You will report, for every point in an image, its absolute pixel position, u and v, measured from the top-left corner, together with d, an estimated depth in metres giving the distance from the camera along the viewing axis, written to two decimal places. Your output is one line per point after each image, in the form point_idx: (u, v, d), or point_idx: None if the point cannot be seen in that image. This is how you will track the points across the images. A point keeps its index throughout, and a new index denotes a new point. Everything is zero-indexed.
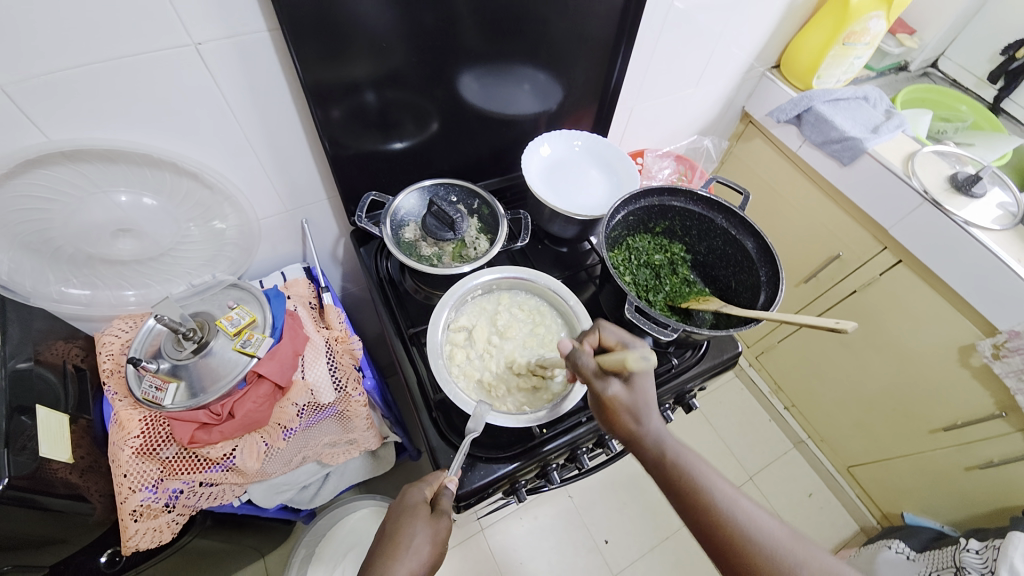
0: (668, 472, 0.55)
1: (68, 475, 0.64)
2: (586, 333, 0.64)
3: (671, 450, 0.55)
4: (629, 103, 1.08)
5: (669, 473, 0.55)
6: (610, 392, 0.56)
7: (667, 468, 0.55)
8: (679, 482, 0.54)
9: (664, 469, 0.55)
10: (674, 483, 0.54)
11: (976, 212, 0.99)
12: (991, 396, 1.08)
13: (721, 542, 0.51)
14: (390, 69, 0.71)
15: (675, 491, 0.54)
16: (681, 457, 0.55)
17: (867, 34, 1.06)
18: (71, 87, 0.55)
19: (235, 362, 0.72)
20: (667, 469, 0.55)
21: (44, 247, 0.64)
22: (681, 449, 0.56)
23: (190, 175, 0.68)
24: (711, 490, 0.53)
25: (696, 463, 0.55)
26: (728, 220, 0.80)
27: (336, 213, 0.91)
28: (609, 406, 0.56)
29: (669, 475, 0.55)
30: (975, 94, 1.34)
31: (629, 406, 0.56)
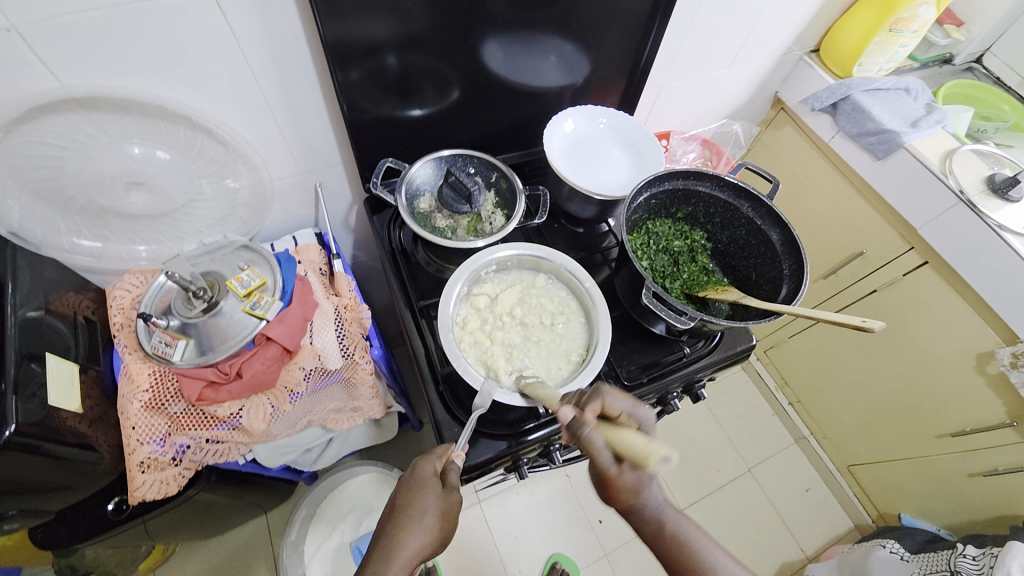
0: (665, 544, 0.53)
1: (77, 425, 0.65)
2: (589, 395, 0.56)
3: (670, 522, 0.54)
4: (657, 82, 1.04)
5: (668, 546, 0.53)
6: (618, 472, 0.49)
7: (665, 541, 0.53)
8: (676, 555, 0.53)
9: (661, 540, 0.54)
10: (670, 553, 0.53)
11: (1011, 216, 0.95)
12: (1004, 405, 1.06)
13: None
14: (413, 32, 0.68)
15: (672, 562, 0.53)
16: (681, 529, 0.54)
17: (916, 22, 1.01)
18: (85, 31, 0.53)
19: (245, 323, 0.72)
20: (665, 542, 0.53)
21: (57, 197, 0.63)
22: (680, 520, 0.54)
23: (204, 130, 0.67)
24: (707, 563, 0.53)
25: (694, 533, 0.54)
26: (755, 209, 0.78)
27: (351, 179, 0.89)
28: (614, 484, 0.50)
29: (668, 548, 0.53)
30: (1018, 94, 1.27)
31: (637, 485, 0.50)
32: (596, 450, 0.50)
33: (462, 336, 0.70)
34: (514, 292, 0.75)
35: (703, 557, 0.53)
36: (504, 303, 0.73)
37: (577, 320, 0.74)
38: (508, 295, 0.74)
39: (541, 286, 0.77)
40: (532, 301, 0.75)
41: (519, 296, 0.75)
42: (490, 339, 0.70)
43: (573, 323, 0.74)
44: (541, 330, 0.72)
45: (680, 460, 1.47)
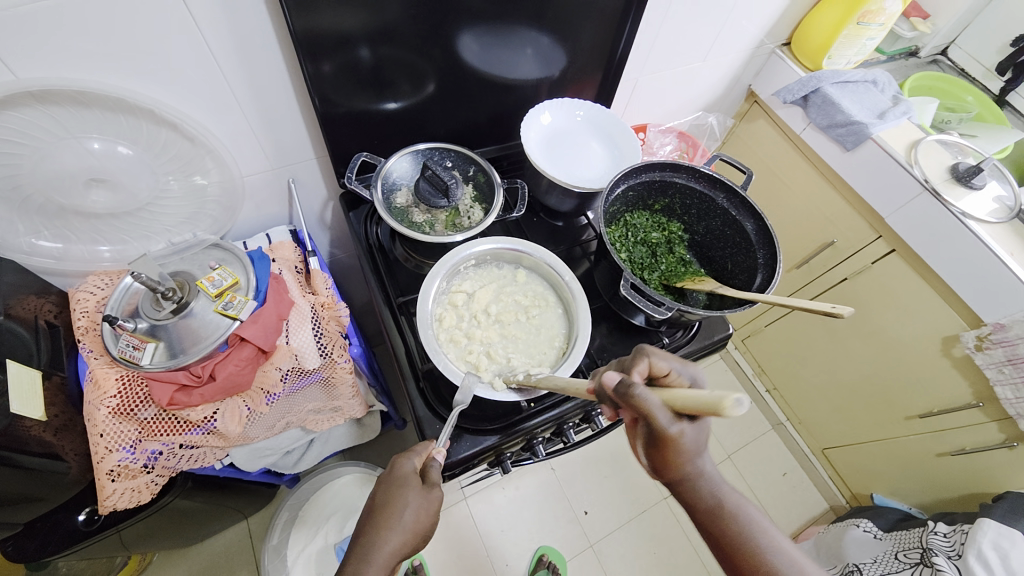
0: (718, 523, 0.50)
1: (42, 434, 0.62)
2: (634, 357, 0.49)
3: (728, 500, 0.51)
4: (634, 75, 1.04)
5: (724, 525, 0.50)
6: (678, 433, 0.43)
7: (720, 519, 0.50)
8: (730, 535, 0.50)
9: (714, 518, 0.50)
10: (723, 534, 0.50)
11: (974, 204, 0.99)
12: (970, 386, 1.10)
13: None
14: (385, 23, 0.67)
15: (725, 545, 0.50)
16: (740, 510, 0.51)
17: (883, 14, 1.03)
18: (40, 21, 0.51)
19: (217, 324, 0.70)
20: (720, 521, 0.50)
21: (13, 195, 0.60)
22: (737, 499, 0.51)
23: (169, 125, 0.64)
24: (764, 547, 0.50)
25: (751, 515, 0.51)
26: (729, 200, 0.79)
27: (325, 174, 0.88)
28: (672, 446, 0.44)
29: (723, 527, 0.50)
30: (981, 85, 1.32)
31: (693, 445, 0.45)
32: (653, 409, 0.43)
33: (440, 333, 0.70)
34: (492, 287, 0.75)
35: (760, 541, 0.50)
36: (481, 299, 0.73)
37: (555, 312, 0.75)
38: (485, 291, 0.74)
39: (518, 280, 0.77)
40: (509, 296, 0.75)
41: (496, 291, 0.75)
42: (468, 336, 0.70)
43: (552, 315, 0.74)
44: (520, 325, 0.72)
45: None
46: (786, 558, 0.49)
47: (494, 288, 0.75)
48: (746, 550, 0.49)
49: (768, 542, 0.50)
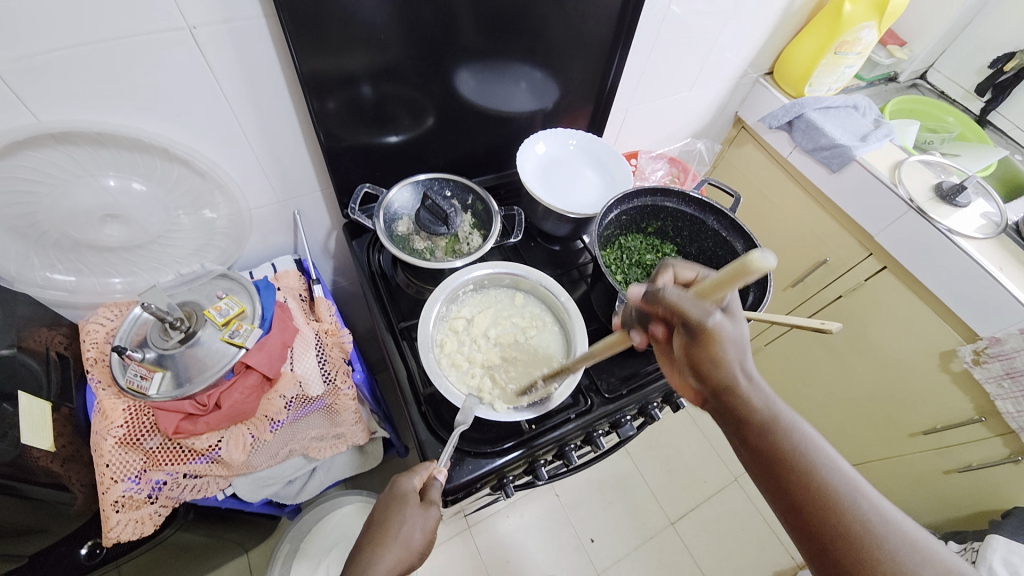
0: (772, 442, 0.46)
1: (49, 464, 0.63)
2: (658, 269, 0.54)
3: (782, 414, 0.47)
4: (624, 105, 1.09)
5: (773, 437, 0.46)
6: (716, 325, 0.44)
7: (772, 436, 0.46)
8: (783, 455, 0.45)
9: (767, 435, 0.46)
10: (775, 448, 0.45)
11: (960, 220, 1.02)
12: (971, 401, 1.09)
13: (827, 534, 0.42)
14: (387, 62, 0.71)
15: (776, 460, 0.45)
16: (795, 426, 0.46)
17: (859, 44, 1.08)
18: (63, 68, 0.54)
19: (223, 352, 0.71)
20: (773, 438, 0.46)
21: (30, 231, 0.63)
22: (792, 417, 0.47)
23: (182, 162, 0.68)
24: (823, 467, 0.44)
25: (807, 432, 0.46)
26: (719, 222, 0.81)
27: (329, 206, 0.91)
28: (713, 340, 0.45)
29: (772, 439, 0.46)
30: (962, 106, 1.37)
31: (735, 340, 0.46)
32: (687, 305, 0.44)
33: (442, 357, 0.71)
34: (491, 310, 0.77)
35: (815, 458, 0.45)
36: (480, 323, 0.74)
37: (553, 332, 0.76)
38: (484, 315, 0.76)
39: (515, 303, 0.79)
40: (507, 320, 0.77)
41: (494, 315, 0.77)
42: (469, 360, 0.71)
43: (549, 334, 0.76)
44: (519, 346, 0.74)
45: (666, 473, 1.48)
46: (847, 480, 0.44)
47: (493, 313, 0.77)
48: (801, 471, 0.44)
49: (830, 466, 0.45)
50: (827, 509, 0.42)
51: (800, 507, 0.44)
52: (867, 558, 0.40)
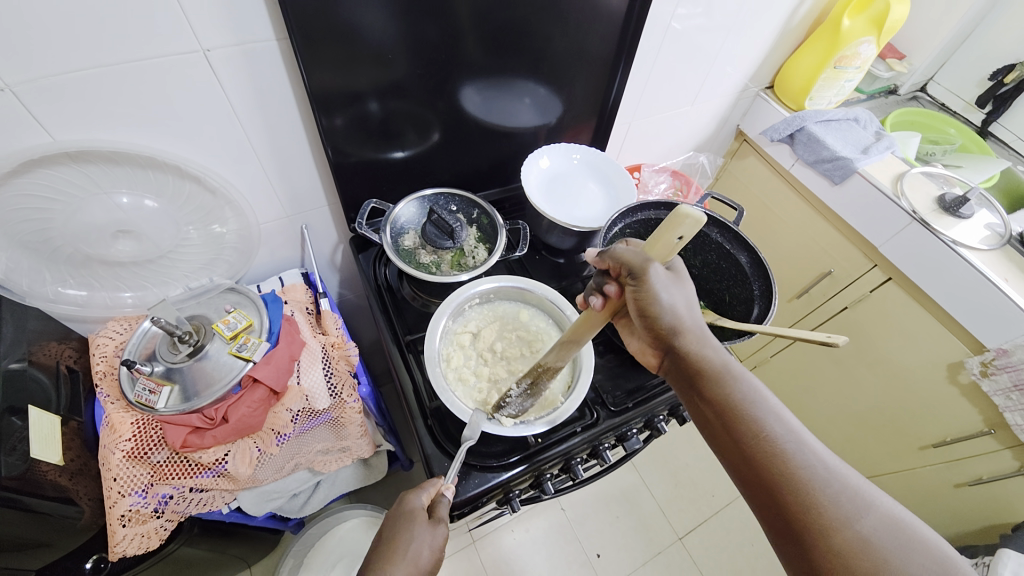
0: (725, 397, 0.49)
1: (57, 478, 0.64)
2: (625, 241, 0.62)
3: (732, 367, 0.51)
4: (627, 119, 1.10)
5: (722, 387, 0.50)
6: (655, 275, 0.52)
7: (725, 389, 0.50)
8: (733, 407, 0.48)
9: (718, 389, 0.50)
10: (726, 399, 0.49)
11: (964, 232, 1.02)
12: (980, 414, 1.09)
13: (771, 477, 0.44)
14: (393, 80, 0.72)
15: (725, 409, 0.49)
16: (744, 379, 0.50)
17: (858, 59, 1.09)
18: (79, 88, 0.55)
19: (231, 366, 0.72)
20: (725, 392, 0.49)
21: (44, 247, 0.64)
22: (746, 376, 0.51)
23: (194, 179, 0.69)
24: (768, 417, 0.47)
25: (756, 385, 0.50)
26: (723, 235, 0.82)
27: (336, 220, 0.92)
28: (651, 286, 0.52)
29: (721, 388, 0.50)
30: (963, 118, 1.37)
31: (676, 296, 0.53)
32: (631, 255, 0.52)
33: (449, 369, 0.71)
34: (498, 324, 0.77)
35: (761, 408, 0.48)
36: (487, 337, 0.75)
37: None
38: (490, 329, 0.76)
39: (521, 316, 0.79)
40: (514, 333, 0.77)
41: (500, 328, 0.77)
42: (475, 374, 0.72)
43: None
44: (525, 360, 0.74)
45: (672, 486, 1.47)
46: (790, 431, 0.46)
47: (499, 326, 0.77)
48: (752, 421, 0.47)
49: (775, 417, 0.47)
50: (774, 456, 0.45)
51: (748, 453, 0.46)
52: (808, 500, 0.42)
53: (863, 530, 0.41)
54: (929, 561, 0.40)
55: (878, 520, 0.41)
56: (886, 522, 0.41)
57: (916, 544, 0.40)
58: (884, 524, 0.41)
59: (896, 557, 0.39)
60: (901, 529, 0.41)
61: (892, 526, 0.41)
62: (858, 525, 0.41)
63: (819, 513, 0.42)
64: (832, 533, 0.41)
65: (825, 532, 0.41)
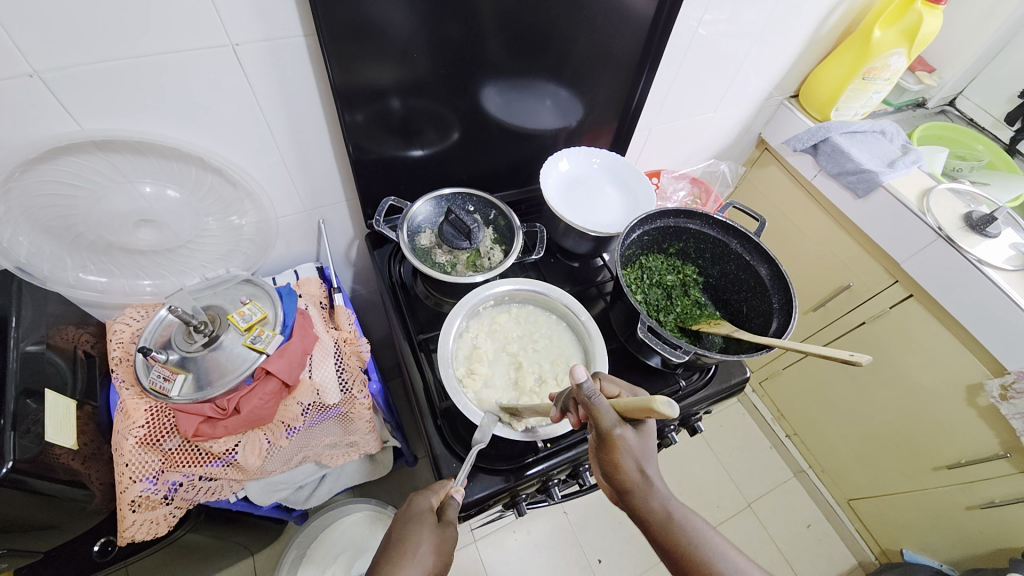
0: (686, 562, 0.50)
1: (69, 461, 0.64)
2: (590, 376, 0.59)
3: (677, 513, 0.52)
4: (648, 124, 1.09)
5: (674, 535, 0.51)
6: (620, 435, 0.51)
7: (684, 552, 0.50)
8: (685, 555, 0.50)
9: (684, 560, 0.50)
10: (676, 545, 0.51)
11: (989, 250, 0.99)
12: (996, 436, 1.06)
13: None
14: (416, 78, 0.72)
15: (673, 552, 0.50)
16: (688, 520, 0.52)
17: (887, 71, 1.07)
18: (109, 77, 0.56)
19: (244, 357, 0.72)
20: (683, 554, 0.50)
21: (66, 233, 0.64)
22: (696, 525, 0.52)
23: (215, 171, 0.69)
24: (711, 555, 0.50)
25: (699, 525, 0.52)
26: (743, 245, 0.81)
27: (353, 216, 0.92)
28: (615, 450, 0.51)
29: (672, 535, 0.51)
30: (991, 134, 1.34)
31: (636, 452, 0.51)
32: (603, 414, 0.50)
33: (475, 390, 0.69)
34: (491, 337, 0.76)
35: (706, 548, 0.50)
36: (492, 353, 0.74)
37: (555, 323, 0.79)
38: (492, 342, 0.75)
39: (517, 316, 0.79)
40: (507, 333, 0.76)
41: (496, 339, 0.75)
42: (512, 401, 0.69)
43: (553, 327, 0.78)
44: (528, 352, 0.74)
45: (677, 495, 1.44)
46: (731, 564, 0.49)
47: (499, 335, 0.76)
48: (702, 561, 0.49)
49: (719, 556, 0.50)
50: None
51: None
52: None
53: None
54: None
55: None
56: None
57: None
58: None
59: None
60: None
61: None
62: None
63: None
64: None
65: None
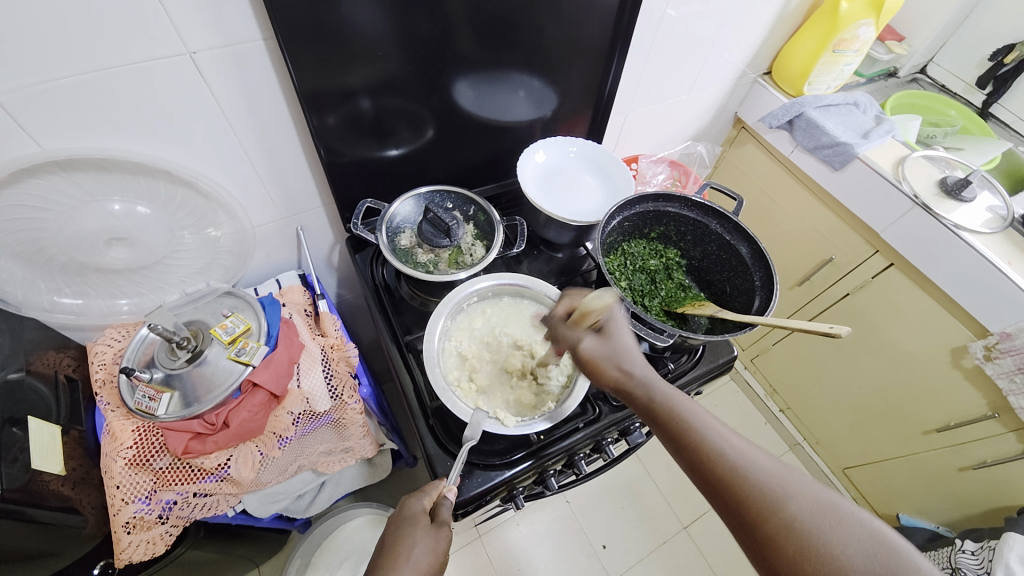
0: (670, 433, 0.51)
1: (60, 488, 0.64)
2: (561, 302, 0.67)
3: (661, 392, 0.53)
4: (623, 109, 1.08)
5: (658, 412, 0.53)
6: (588, 347, 0.58)
7: (669, 419, 0.52)
8: (668, 427, 0.52)
9: (666, 431, 0.52)
10: (661, 421, 0.52)
11: (965, 215, 1.01)
12: (984, 397, 1.08)
13: (714, 477, 0.48)
14: (386, 76, 0.71)
15: (659, 426, 0.52)
16: (671, 399, 0.53)
17: (857, 42, 1.07)
18: (65, 94, 0.54)
19: (230, 370, 0.71)
20: (669, 428, 0.52)
21: (37, 257, 0.63)
22: (684, 401, 0.52)
23: (185, 183, 0.68)
24: (694, 426, 0.50)
25: (683, 400, 0.53)
26: (722, 225, 0.81)
27: (331, 220, 0.91)
28: (587, 362, 0.57)
29: (657, 412, 0.53)
30: (963, 99, 1.36)
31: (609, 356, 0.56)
32: (568, 335, 0.60)
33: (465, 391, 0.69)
34: (476, 335, 0.75)
35: (688, 420, 0.51)
36: (478, 352, 0.73)
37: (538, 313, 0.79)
38: (476, 342, 0.74)
39: (500, 310, 0.78)
40: (491, 330, 0.76)
41: (481, 337, 0.75)
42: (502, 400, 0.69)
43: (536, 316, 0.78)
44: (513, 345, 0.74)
45: (677, 476, 1.46)
46: (714, 432, 0.50)
47: (483, 333, 0.76)
48: (683, 432, 0.50)
49: (702, 425, 0.50)
50: (709, 469, 0.48)
51: (688, 461, 0.50)
52: (751, 501, 0.45)
53: (807, 523, 0.43)
54: (850, 534, 0.43)
55: (802, 503, 0.44)
56: (811, 496, 0.45)
57: (883, 541, 0.42)
58: (810, 498, 0.45)
59: (823, 538, 0.42)
60: (827, 509, 0.44)
61: (832, 515, 0.44)
62: (799, 520, 0.44)
63: (756, 506, 0.45)
64: (770, 516, 0.44)
65: (785, 543, 0.43)
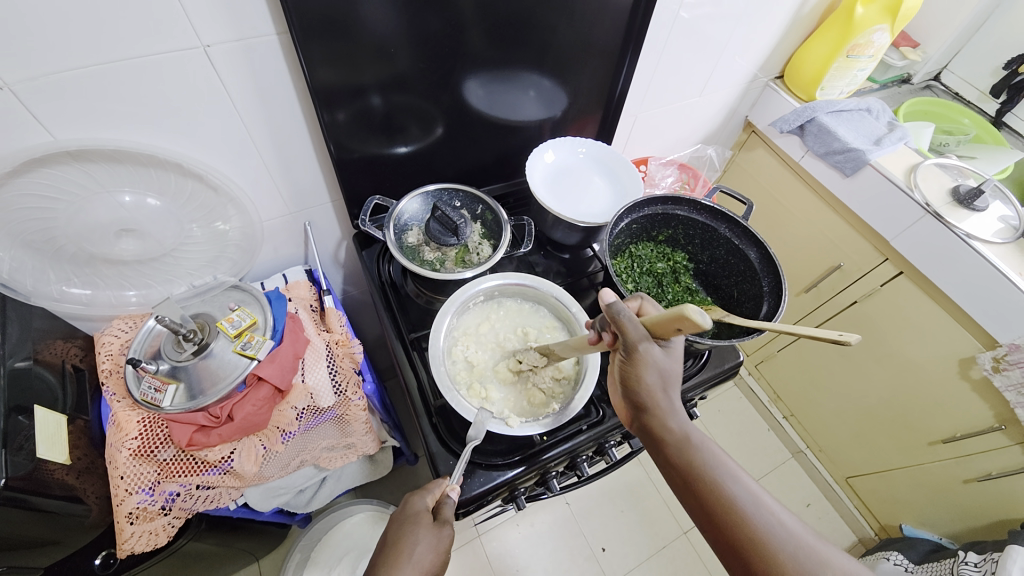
0: (699, 482, 0.52)
1: (64, 476, 0.64)
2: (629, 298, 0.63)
3: (695, 436, 0.54)
4: (633, 110, 1.08)
5: (690, 457, 0.53)
6: (646, 350, 0.54)
7: (699, 469, 0.53)
8: (699, 475, 0.52)
9: (692, 478, 0.53)
10: (692, 467, 0.53)
11: (976, 225, 1.00)
12: (991, 409, 1.07)
13: (738, 535, 0.49)
14: (397, 73, 0.71)
15: (687, 473, 0.53)
16: (705, 447, 0.54)
17: (871, 47, 1.07)
18: (78, 85, 0.54)
19: (235, 364, 0.72)
20: (698, 477, 0.53)
21: (47, 246, 0.63)
22: (712, 450, 0.54)
23: (196, 176, 0.68)
24: (724, 480, 0.52)
25: (714, 450, 0.54)
26: (731, 229, 0.80)
27: (339, 216, 0.91)
28: (636, 361, 0.54)
29: (688, 456, 0.54)
30: (977, 108, 1.34)
31: (660, 367, 0.54)
32: (631, 327, 0.54)
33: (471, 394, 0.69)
34: (482, 336, 0.75)
35: (719, 473, 0.52)
36: (484, 355, 0.73)
37: (544, 315, 0.78)
38: (482, 343, 0.74)
39: (507, 312, 0.78)
40: (497, 333, 0.75)
41: (486, 338, 0.75)
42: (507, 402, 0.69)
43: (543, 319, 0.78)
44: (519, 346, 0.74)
45: None
46: (744, 489, 0.52)
47: (489, 334, 0.75)
48: (714, 484, 0.52)
49: (734, 480, 0.52)
50: (733, 525, 0.50)
51: (713, 514, 0.51)
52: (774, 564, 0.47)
53: None
54: None
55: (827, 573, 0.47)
56: (834, 565, 0.48)
57: None
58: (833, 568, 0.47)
59: None
60: None
61: None
62: None
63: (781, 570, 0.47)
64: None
65: None
